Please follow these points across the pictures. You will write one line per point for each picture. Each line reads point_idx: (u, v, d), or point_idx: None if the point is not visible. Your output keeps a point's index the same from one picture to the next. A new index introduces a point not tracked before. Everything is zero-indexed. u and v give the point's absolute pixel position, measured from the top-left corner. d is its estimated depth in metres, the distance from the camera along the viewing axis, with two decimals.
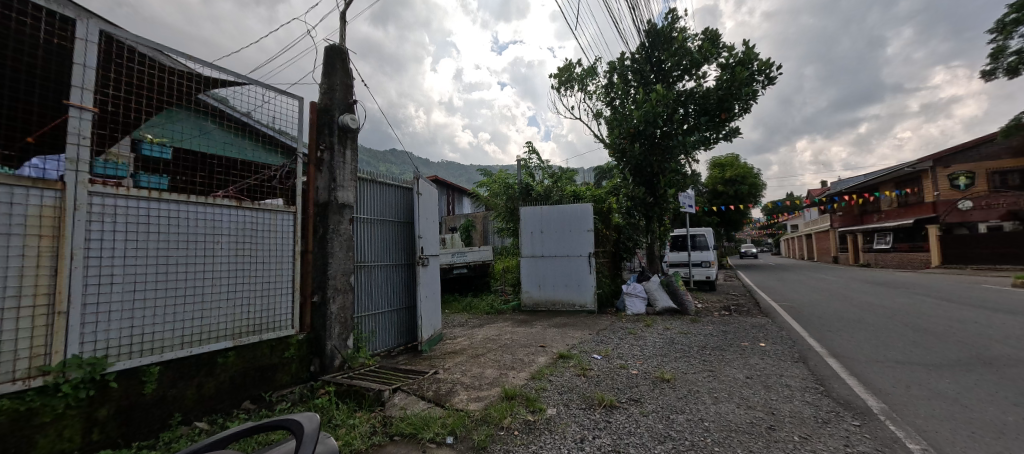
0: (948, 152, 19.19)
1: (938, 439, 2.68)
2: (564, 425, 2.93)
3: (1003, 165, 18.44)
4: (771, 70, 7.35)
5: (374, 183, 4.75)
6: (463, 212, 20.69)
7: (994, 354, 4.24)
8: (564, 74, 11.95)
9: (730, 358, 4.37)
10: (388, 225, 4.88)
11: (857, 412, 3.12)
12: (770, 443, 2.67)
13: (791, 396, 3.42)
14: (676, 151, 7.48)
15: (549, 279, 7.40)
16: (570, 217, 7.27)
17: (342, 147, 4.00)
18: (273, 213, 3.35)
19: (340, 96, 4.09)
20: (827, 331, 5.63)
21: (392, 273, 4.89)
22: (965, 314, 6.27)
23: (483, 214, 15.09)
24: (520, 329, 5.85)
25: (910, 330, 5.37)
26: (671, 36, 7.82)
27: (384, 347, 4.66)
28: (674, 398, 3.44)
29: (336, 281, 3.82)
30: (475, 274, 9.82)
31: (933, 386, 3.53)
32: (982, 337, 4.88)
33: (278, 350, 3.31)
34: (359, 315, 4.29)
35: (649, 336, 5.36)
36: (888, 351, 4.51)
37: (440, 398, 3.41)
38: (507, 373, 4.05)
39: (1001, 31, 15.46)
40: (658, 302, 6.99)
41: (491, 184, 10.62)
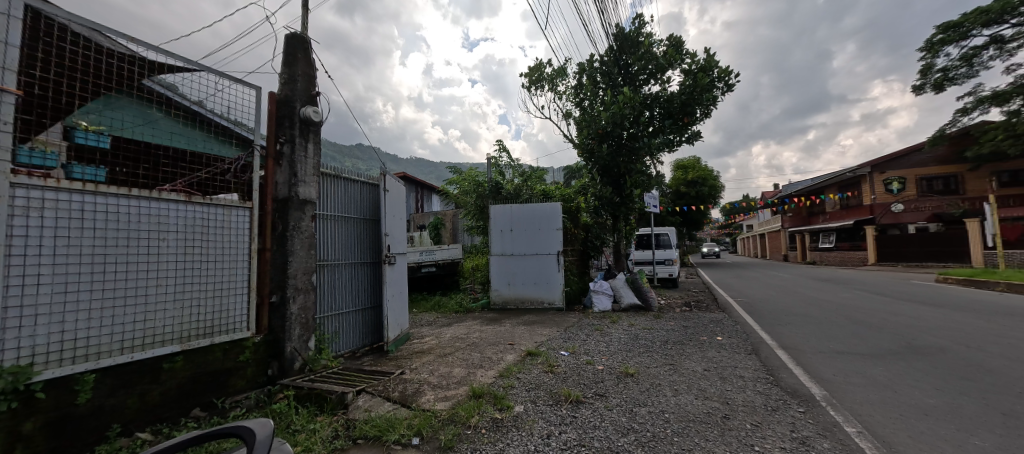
0: (885, 159, 20.93)
1: (872, 423, 2.92)
2: (532, 421, 2.96)
3: (930, 172, 20.31)
4: (729, 78, 7.71)
5: (338, 178, 4.58)
6: (433, 209, 20.40)
7: (920, 343, 4.67)
8: (534, 73, 12.03)
9: (689, 352, 4.56)
10: (353, 222, 4.73)
11: (803, 399, 3.34)
12: (725, 431, 2.81)
13: (744, 387, 3.61)
14: (642, 153, 7.71)
15: (518, 277, 7.43)
16: (539, 215, 7.34)
17: (304, 140, 3.84)
18: (226, 208, 3.15)
19: (302, 88, 3.91)
20: (777, 324, 6.00)
21: (357, 272, 4.73)
22: (897, 307, 6.88)
23: (453, 212, 14.93)
24: (489, 328, 5.84)
25: (849, 322, 5.83)
26: (639, 40, 8.03)
27: (349, 348, 4.52)
28: (638, 392, 3.55)
29: (297, 280, 3.66)
30: (444, 272, 9.72)
31: (869, 374, 3.84)
32: (911, 328, 5.37)
33: (233, 353, 3.13)
34: (322, 316, 4.13)
35: (614, 332, 5.51)
36: (830, 343, 4.87)
37: (407, 399, 3.34)
38: (475, 371, 4.03)
39: (930, 50, 17.05)
40: (624, 299, 7.21)
41: (460, 182, 10.53)
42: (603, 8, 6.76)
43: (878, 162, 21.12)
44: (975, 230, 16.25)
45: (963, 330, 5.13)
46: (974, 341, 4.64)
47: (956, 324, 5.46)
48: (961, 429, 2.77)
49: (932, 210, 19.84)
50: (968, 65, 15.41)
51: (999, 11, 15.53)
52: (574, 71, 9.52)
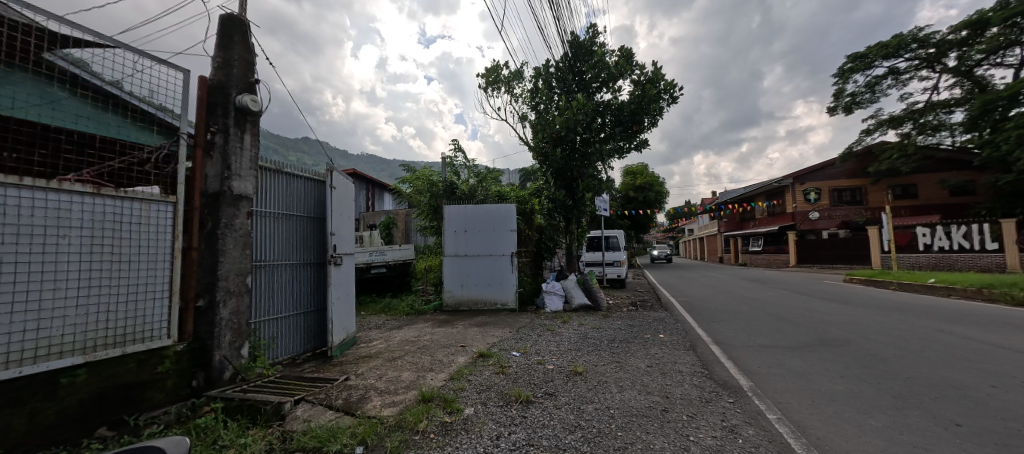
0: (806, 171, 23.42)
1: (789, 409, 3.23)
2: (481, 424, 2.93)
3: (840, 184, 23.10)
4: (675, 90, 8.20)
5: (279, 173, 4.28)
6: (384, 208, 19.78)
7: (831, 336, 5.25)
8: (491, 74, 12.07)
9: (635, 349, 4.78)
10: (295, 220, 4.44)
11: (732, 391, 3.61)
12: (664, 424, 2.97)
13: (683, 380, 3.85)
14: (594, 158, 7.99)
15: (471, 278, 7.37)
16: (494, 216, 7.35)
17: (239, 131, 3.55)
18: (144, 203, 2.79)
19: (239, 74, 3.61)
20: (713, 321, 6.48)
21: (299, 273, 4.45)
22: (813, 304, 7.69)
23: (406, 211, 14.56)
24: (440, 330, 5.72)
25: (775, 318, 6.42)
26: (592, 49, 8.30)
27: (288, 354, 4.23)
28: (585, 389, 3.65)
29: (228, 282, 3.37)
30: (395, 273, 9.59)
31: (789, 364, 4.25)
32: (824, 322, 6.03)
33: (149, 364, 2.79)
34: (257, 320, 3.83)
35: (565, 331, 5.65)
36: (756, 337, 5.33)
37: (351, 406, 3.18)
38: (425, 375, 3.94)
39: (842, 76, 19.31)
40: (575, 299, 7.40)
41: (414, 181, 10.27)
42: (557, 15, 6.92)
43: (800, 174, 23.61)
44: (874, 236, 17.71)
45: (865, 324, 5.84)
46: (873, 333, 5.30)
47: (860, 319, 6.21)
48: (860, 411, 3.14)
49: (842, 218, 22.66)
50: (871, 91, 17.66)
51: (896, 47, 17.98)
52: (530, 75, 9.68)
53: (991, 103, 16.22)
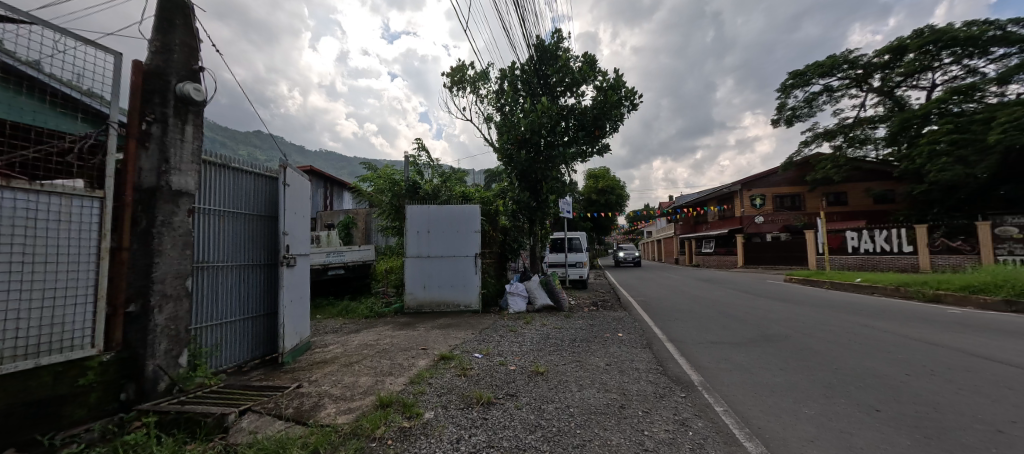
0: (752, 179, 25.16)
1: (733, 401, 3.44)
2: (441, 427, 2.88)
3: (783, 191, 25.04)
4: (635, 97, 8.51)
5: (226, 168, 4.00)
6: (343, 207, 19.10)
7: (772, 332, 5.65)
8: (456, 74, 11.97)
9: (594, 348, 4.90)
10: (243, 219, 4.16)
11: (685, 386, 3.79)
12: (621, 420, 3.06)
13: (639, 377, 3.99)
14: (558, 161, 8.12)
15: (434, 279, 7.26)
16: (458, 217, 7.29)
17: (180, 122, 3.27)
18: (65, 197, 2.49)
19: (179, 60, 3.33)
20: (668, 319, 6.77)
21: (247, 275, 4.17)
22: (759, 302, 8.24)
23: (366, 211, 14.13)
24: (400, 333, 5.58)
25: (724, 316, 6.81)
26: (557, 53, 8.44)
27: (233, 362, 3.96)
28: (546, 389, 3.70)
29: (164, 285, 3.07)
30: (354, 275, 9.30)
31: (735, 359, 4.52)
32: (769, 319, 6.46)
33: (68, 377, 2.50)
34: (198, 327, 3.55)
35: (527, 332, 5.70)
36: (706, 334, 5.62)
37: (303, 415, 3.02)
38: (383, 380, 3.82)
39: (784, 91, 20.91)
40: (538, 300, 7.50)
41: (375, 180, 9.95)
42: (522, 19, 6.98)
43: (749, 181, 25.34)
44: (811, 239, 19.28)
45: (804, 320, 6.33)
46: (810, 329, 5.75)
47: (800, 315, 6.72)
48: (796, 401, 3.40)
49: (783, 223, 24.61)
50: (809, 106, 19.24)
51: (830, 66, 19.72)
52: (496, 77, 9.70)
53: (908, 120, 18.20)
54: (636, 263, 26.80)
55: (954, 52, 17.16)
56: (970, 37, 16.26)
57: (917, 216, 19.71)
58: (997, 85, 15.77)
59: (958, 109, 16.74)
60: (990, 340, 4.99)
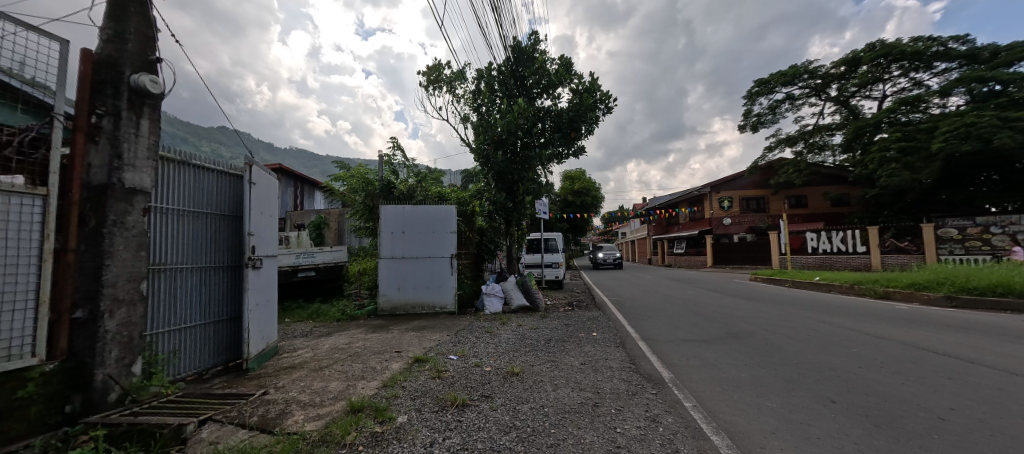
0: (721, 182, 26.18)
1: (701, 396, 3.56)
2: (414, 431, 2.83)
3: (750, 194, 26.21)
4: (610, 101, 8.66)
5: (187, 165, 3.79)
6: (313, 207, 18.52)
7: (739, 329, 5.87)
8: (432, 73, 11.84)
9: (569, 348, 4.95)
10: (205, 218, 3.95)
11: (656, 383, 3.88)
12: (595, 418, 3.11)
13: (612, 375, 4.07)
14: (534, 162, 8.16)
15: (409, 281, 7.14)
16: (433, 218, 7.22)
17: (134, 116, 3.07)
18: (3, 195, 2.29)
19: (134, 50, 3.12)
20: (641, 318, 6.92)
21: (209, 277, 3.98)
22: (728, 301, 8.55)
23: (339, 211, 13.76)
24: (373, 336, 5.46)
25: (694, 315, 7.02)
26: (534, 55, 8.48)
27: (193, 369, 3.76)
28: (521, 389, 3.71)
29: (115, 289, 2.86)
30: (326, 277, 9.09)
31: (703, 356, 4.68)
32: (736, 317, 6.72)
33: (5, 390, 2.28)
34: (154, 332, 3.35)
35: (503, 333, 5.69)
36: (677, 332, 5.79)
37: (269, 423, 2.90)
38: (355, 384, 3.72)
39: (751, 98, 21.85)
40: (514, 300, 7.51)
41: (348, 179, 9.71)
42: (498, 20, 6.97)
43: (717, 184, 26.37)
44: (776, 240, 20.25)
45: (769, 317, 6.61)
46: (774, 325, 6.02)
47: (765, 313, 7.02)
48: (760, 395, 3.55)
49: (749, 224, 25.79)
50: (773, 113, 20.20)
51: (792, 76, 20.77)
52: (473, 76, 9.66)
53: (862, 129, 19.41)
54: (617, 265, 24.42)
55: (903, 65, 18.43)
56: (916, 52, 17.50)
57: (870, 218, 21.06)
58: (940, 97, 17.03)
59: (906, 119, 18.03)
60: (932, 333, 5.39)
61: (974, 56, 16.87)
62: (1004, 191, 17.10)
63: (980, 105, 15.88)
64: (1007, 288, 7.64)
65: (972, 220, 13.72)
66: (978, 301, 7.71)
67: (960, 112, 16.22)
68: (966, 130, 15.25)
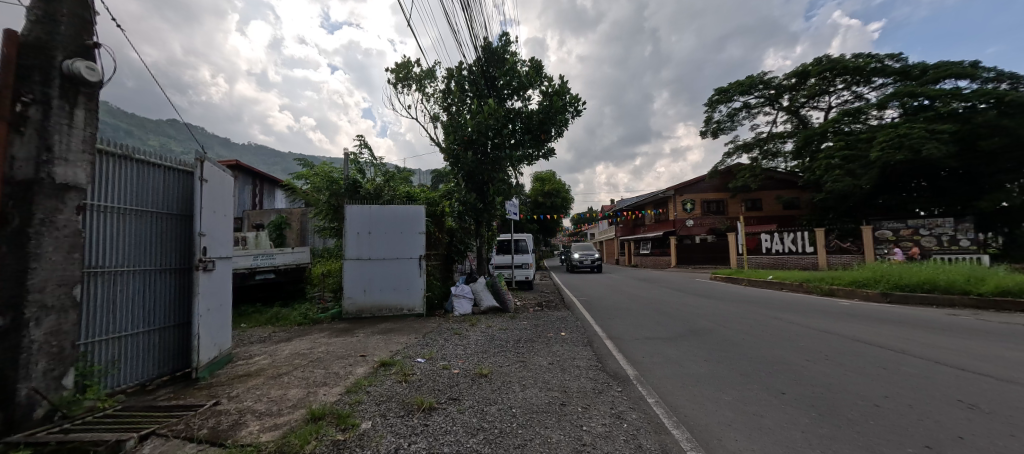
0: (684, 185, 27.35)
1: (664, 392, 3.67)
2: (379, 437, 2.75)
3: (711, 197, 27.54)
4: (579, 104, 8.81)
5: (130, 160, 3.52)
6: (274, 205, 17.73)
7: (700, 326, 6.13)
8: (402, 71, 11.63)
9: (539, 348, 5.00)
10: (150, 218, 3.68)
11: (621, 380, 3.98)
12: (562, 417, 3.15)
13: (579, 374, 4.14)
14: (505, 163, 8.17)
15: (375, 282, 6.96)
16: (401, 218, 7.08)
17: (67, 105, 2.77)
18: None
19: (68, 33, 2.83)
20: (608, 317, 7.09)
21: (153, 281, 3.70)
22: (690, 299, 8.92)
23: (301, 211, 13.23)
24: (337, 340, 5.28)
25: (659, 313, 7.26)
26: (504, 56, 8.53)
27: (134, 380, 3.48)
28: (489, 391, 3.69)
29: (42, 294, 2.55)
30: (287, 279, 8.72)
31: (666, 353, 4.84)
32: (698, 315, 7.00)
33: None
34: (89, 341, 3.07)
35: (472, 334, 5.66)
36: (642, 330, 5.97)
37: (219, 435, 2.73)
38: (316, 391, 3.58)
39: (712, 105, 22.95)
40: (484, 301, 7.50)
41: (312, 178, 9.40)
42: (468, 20, 6.96)
43: (681, 187, 27.52)
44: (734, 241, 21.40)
45: (728, 315, 6.94)
46: (732, 323, 6.32)
47: (725, 311, 7.36)
48: (718, 389, 3.71)
49: (710, 226, 27.11)
50: (731, 120, 21.32)
51: (749, 85, 22.02)
52: (443, 75, 9.57)
53: (810, 137, 20.84)
54: (597, 269, 21.66)
55: (846, 79, 19.95)
56: (857, 68, 19.01)
57: (818, 220, 22.66)
58: (877, 110, 18.54)
59: (848, 129, 19.54)
60: (872, 327, 5.85)
61: (907, 73, 18.51)
62: (932, 196, 18.85)
63: (912, 118, 17.46)
64: (933, 284, 8.44)
65: (904, 223, 15.06)
66: (909, 296, 8.48)
67: (895, 123, 17.77)
68: (899, 140, 16.71)
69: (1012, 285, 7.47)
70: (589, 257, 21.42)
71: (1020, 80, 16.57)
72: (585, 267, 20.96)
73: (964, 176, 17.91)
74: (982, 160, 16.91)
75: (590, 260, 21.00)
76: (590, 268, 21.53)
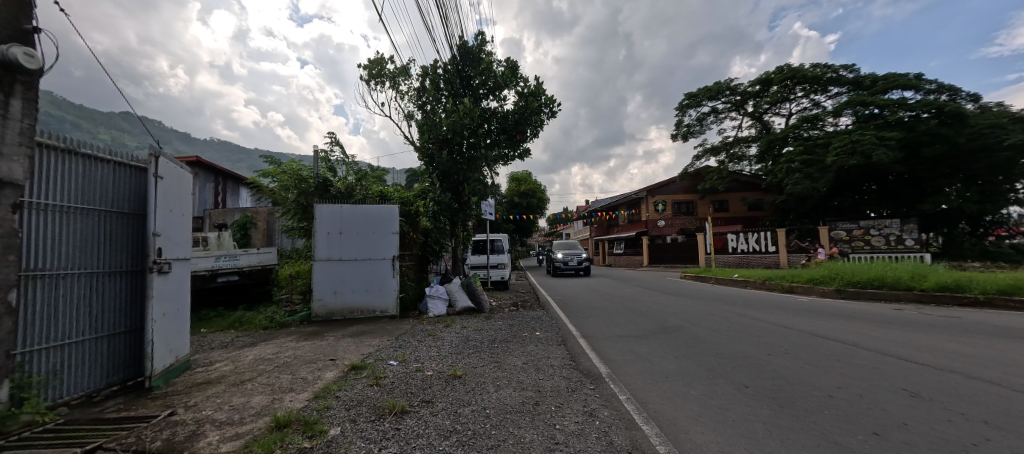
0: (656, 186, 28.15)
1: (636, 389, 3.75)
2: (348, 443, 2.68)
3: (681, 198, 28.51)
4: (554, 105, 8.88)
5: (76, 155, 3.28)
6: (238, 204, 17.01)
7: (670, 324, 6.31)
8: (375, 67, 11.38)
9: (513, 348, 5.01)
10: (98, 217, 3.43)
11: (594, 379, 4.05)
12: (535, 417, 3.17)
13: (553, 373, 4.18)
14: (480, 163, 8.14)
15: (346, 284, 6.78)
16: (374, 218, 6.92)
17: (3, 95, 2.55)
18: None
19: (3, 17, 2.60)
20: (583, 316, 7.19)
21: (102, 284, 3.46)
22: (661, 298, 9.18)
23: (268, 210, 12.74)
24: (306, 344, 5.11)
25: (631, 311, 7.43)
26: (480, 56, 8.52)
27: (78, 391, 3.24)
28: (463, 392, 3.67)
29: None
30: (251, 281, 8.35)
31: (638, 351, 4.95)
32: (668, 313, 7.21)
33: None
34: (28, 350, 2.83)
35: (446, 335, 5.62)
36: (614, 329, 6.09)
37: (175, 447, 2.58)
38: (282, 397, 3.45)
39: (683, 109, 23.69)
40: (458, 302, 7.45)
41: (279, 176, 9.08)
42: (443, 19, 6.90)
43: (653, 188, 28.32)
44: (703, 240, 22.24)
45: (696, 313, 7.18)
46: (701, 320, 6.55)
47: (694, 308, 7.62)
48: (686, 384, 3.84)
49: (680, 226, 28.07)
50: (699, 124, 22.08)
51: (716, 91, 22.89)
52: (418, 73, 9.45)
53: (773, 142, 21.91)
54: (584, 272, 18.60)
55: (805, 87, 21.07)
56: (815, 77, 20.12)
57: (779, 221, 23.89)
58: (833, 117, 19.70)
59: (807, 135, 20.68)
60: (827, 322, 6.20)
61: (860, 83, 19.78)
62: (882, 198, 20.22)
63: (864, 126, 18.66)
64: (882, 281, 9.03)
65: (856, 223, 15.99)
66: (861, 293, 9.03)
67: (849, 130, 18.94)
68: (852, 146, 17.83)
69: (949, 281, 8.13)
70: (574, 258, 18.37)
71: (958, 93, 18.01)
72: (569, 269, 17.80)
73: (910, 181, 19.32)
74: (926, 165, 18.31)
75: (575, 261, 17.90)
76: (575, 271, 18.40)
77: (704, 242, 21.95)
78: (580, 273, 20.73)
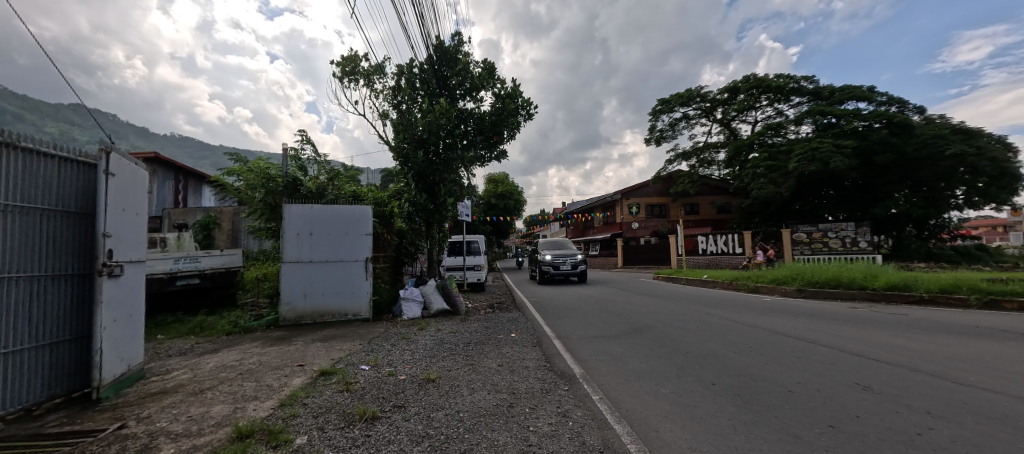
0: (630, 189, 28.84)
1: (609, 389, 3.82)
2: (314, 452, 2.59)
3: (654, 201, 29.35)
4: (531, 107, 8.95)
5: (16, 149, 3.03)
6: (199, 202, 16.24)
7: (643, 324, 6.46)
8: (348, 64, 11.12)
9: (488, 350, 4.99)
10: (38, 216, 3.18)
11: (568, 379, 4.09)
12: (509, 419, 3.17)
13: (527, 375, 4.20)
14: (456, 164, 8.08)
15: (317, 286, 6.57)
16: (346, 218, 6.75)
17: None
18: None
19: None
20: (558, 318, 7.25)
21: (44, 289, 3.21)
22: (635, 298, 9.38)
23: (233, 209, 12.21)
24: (272, 350, 4.92)
25: (606, 312, 7.55)
26: (456, 56, 8.49)
27: (15, 405, 2.99)
28: (436, 396, 3.63)
29: None
30: (214, 285, 7.97)
31: (611, 351, 5.03)
32: (641, 313, 7.38)
33: None
34: None
35: (421, 338, 5.54)
36: (589, 330, 6.17)
37: None
38: (245, 406, 3.30)
39: (656, 114, 24.36)
40: (433, 304, 7.37)
41: (245, 174, 8.73)
42: (419, 18, 6.83)
43: (627, 191, 29.00)
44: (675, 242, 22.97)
45: (668, 313, 7.38)
46: (672, 320, 6.72)
47: (666, 308, 7.83)
48: (657, 383, 3.94)
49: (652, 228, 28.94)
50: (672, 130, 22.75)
51: (688, 98, 23.68)
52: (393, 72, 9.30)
53: (740, 147, 22.89)
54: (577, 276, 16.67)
55: (769, 96, 22.10)
56: (779, 86, 21.15)
57: (744, 223, 24.96)
58: (795, 125, 20.77)
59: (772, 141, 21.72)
60: (789, 320, 6.51)
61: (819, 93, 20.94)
62: (840, 203, 21.47)
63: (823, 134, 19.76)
64: (838, 281, 9.58)
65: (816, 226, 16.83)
66: (819, 292, 9.55)
67: (809, 138, 20.01)
68: (811, 153, 18.85)
69: (898, 281, 8.74)
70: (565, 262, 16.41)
71: (906, 105, 19.37)
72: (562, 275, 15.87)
73: (864, 187, 20.62)
74: (878, 172, 19.61)
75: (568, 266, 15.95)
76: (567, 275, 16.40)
77: (676, 243, 22.65)
78: (574, 280, 18.79)
